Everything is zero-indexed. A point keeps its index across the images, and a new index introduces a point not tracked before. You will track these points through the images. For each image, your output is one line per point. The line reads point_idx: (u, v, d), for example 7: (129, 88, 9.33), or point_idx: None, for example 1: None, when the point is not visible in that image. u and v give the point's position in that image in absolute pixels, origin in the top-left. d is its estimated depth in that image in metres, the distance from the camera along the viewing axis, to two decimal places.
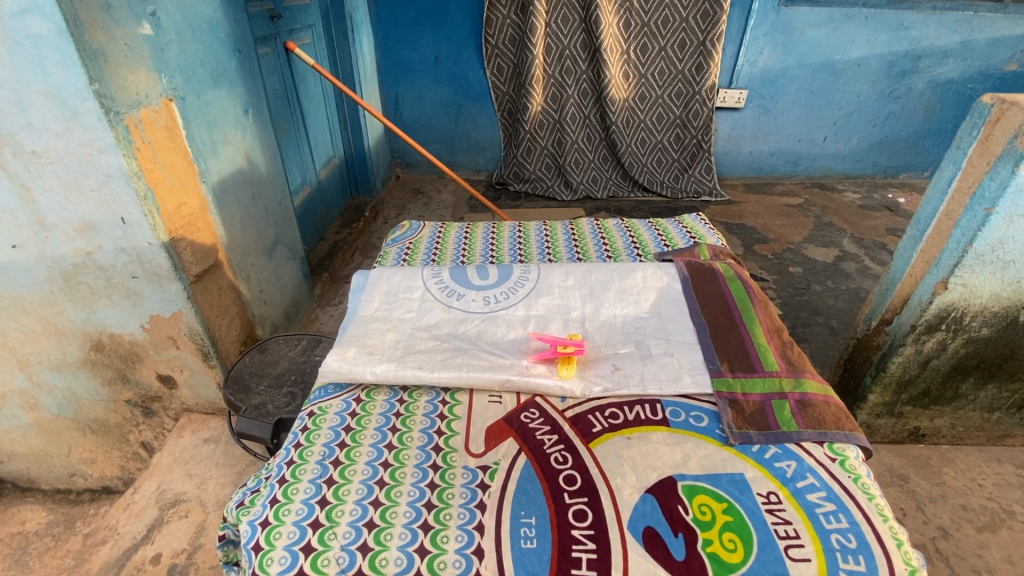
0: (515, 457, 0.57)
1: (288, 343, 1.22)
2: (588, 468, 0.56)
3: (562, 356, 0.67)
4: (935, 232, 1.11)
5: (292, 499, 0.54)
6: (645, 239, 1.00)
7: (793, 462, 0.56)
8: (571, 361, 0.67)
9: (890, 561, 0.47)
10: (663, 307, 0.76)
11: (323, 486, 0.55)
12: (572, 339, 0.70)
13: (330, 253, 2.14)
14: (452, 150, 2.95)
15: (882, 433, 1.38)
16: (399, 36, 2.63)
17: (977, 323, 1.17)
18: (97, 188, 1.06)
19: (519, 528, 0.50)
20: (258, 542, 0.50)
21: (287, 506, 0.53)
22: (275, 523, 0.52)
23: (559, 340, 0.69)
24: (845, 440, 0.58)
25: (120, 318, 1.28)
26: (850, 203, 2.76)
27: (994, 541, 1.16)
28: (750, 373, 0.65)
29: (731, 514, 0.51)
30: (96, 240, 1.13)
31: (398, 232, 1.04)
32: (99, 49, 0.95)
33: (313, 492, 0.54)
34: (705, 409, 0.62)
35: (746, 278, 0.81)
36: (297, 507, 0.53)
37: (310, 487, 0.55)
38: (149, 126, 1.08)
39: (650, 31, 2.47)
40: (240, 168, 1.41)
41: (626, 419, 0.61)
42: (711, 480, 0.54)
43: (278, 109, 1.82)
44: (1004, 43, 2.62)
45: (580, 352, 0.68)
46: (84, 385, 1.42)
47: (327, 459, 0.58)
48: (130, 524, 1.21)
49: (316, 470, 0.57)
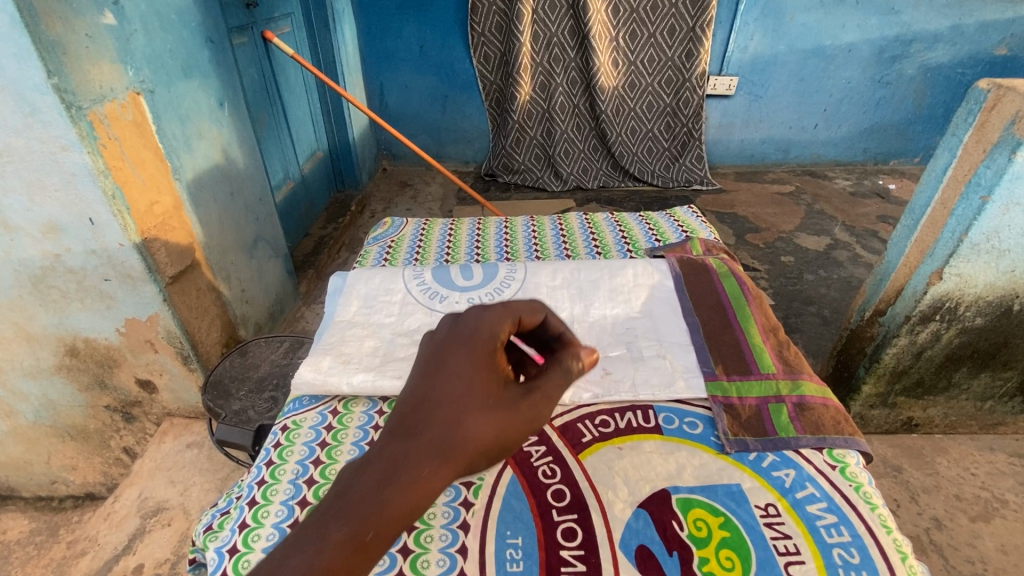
0: (501, 471, 0.54)
1: (269, 346, 1.18)
2: (577, 482, 0.53)
3: None
4: (930, 220, 1.09)
5: (263, 524, 0.50)
6: (636, 234, 0.97)
7: (791, 470, 0.53)
8: None
9: None
10: (655, 306, 0.73)
11: (296, 508, 0.52)
12: None
13: (316, 249, 2.09)
14: (439, 142, 2.90)
15: (875, 423, 1.37)
16: (382, 24, 2.56)
17: (971, 313, 1.15)
18: (61, 188, 1.01)
19: (505, 549, 0.48)
20: (226, 571, 0.47)
21: (257, 532, 0.50)
22: (244, 550, 0.49)
23: None
24: (845, 445, 0.55)
25: (94, 322, 1.23)
26: (841, 191, 2.75)
27: (988, 531, 1.16)
28: (746, 376, 0.63)
29: (728, 529, 0.48)
30: (64, 242, 1.09)
31: (380, 230, 1.00)
32: (57, 41, 0.90)
33: (285, 516, 0.51)
34: (700, 414, 0.60)
35: (740, 273, 0.78)
36: (267, 531, 0.50)
37: (284, 506, 0.52)
38: (114, 122, 1.03)
39: (639, 17, 2.42)
40: (216, 164, 1.36)
41: (617, 427, 0.59)
42: (707, 491, 0.52)
43: (256, 101, 1.76)
44: (995, 27, 2.60)
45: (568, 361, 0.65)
46: (60, 392, 1.38)
47: (301, 479, 0.55)
48: (110, 534, 1.18)
49: (289, 490, 0.54)
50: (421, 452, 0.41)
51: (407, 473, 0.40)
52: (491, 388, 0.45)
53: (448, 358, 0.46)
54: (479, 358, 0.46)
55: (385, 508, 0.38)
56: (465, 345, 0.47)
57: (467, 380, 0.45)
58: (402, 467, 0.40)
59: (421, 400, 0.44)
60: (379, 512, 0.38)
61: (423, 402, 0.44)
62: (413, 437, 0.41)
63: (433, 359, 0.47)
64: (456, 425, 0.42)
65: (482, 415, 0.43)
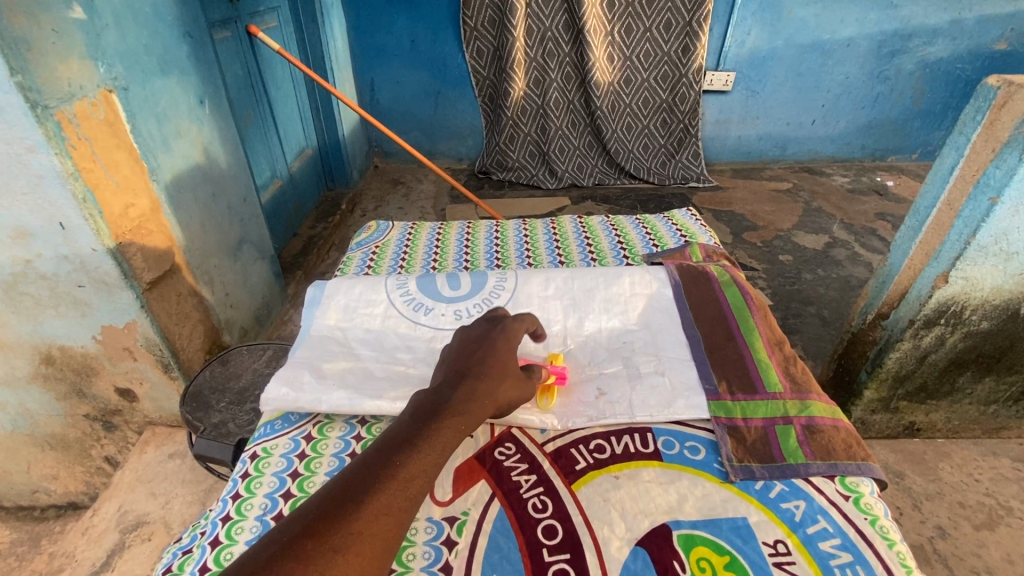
0: (488, 505, 0.50)
1: (252, 354, 1.13)
2: (570, 517, 0.49)
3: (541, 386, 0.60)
4: (935, 221, 1.05)
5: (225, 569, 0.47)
6: (632, 238, 0.93)
7: (801, 502, 0.50)
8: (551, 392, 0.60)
9: None
10: (653, 317, 0.69)
11: None
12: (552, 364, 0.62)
13: (304, 249, 2.04)
14: (431, 139, 2.85)
15: (876, 428, 1.34)
16: (373, 18, 2.50)
17: (977, 317, 1.12)
18: (29, 191, 0.96)
19: None
20: None
21: None
22: None
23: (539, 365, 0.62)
24: (858, 472, 0.52)
25: (69, 330, 1.18)
26: (838, 188, 2.72)
27: (993, 540, 1.14)
28: (751, 396, 0.59)
29: (734, 570, 0.45)
30: (35, 247, 1.04)
31: (364, 235, 0.96)
32: (20, 36, 0.85)
33: None
34: (702, 438, 0.56)
35: (742, 281, 0.74)
36: None
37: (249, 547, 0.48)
38: (85, 121, 0.98)
39: (635, 12, 2.38)
40: (197, 164, 1.31)
41: (613, 453, 0.55)
42: (710, 526, 0.48)
43: (241, 98, 1.70)
44: (995, 22, 2.57)
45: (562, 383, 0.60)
46: (37, 401, 1.33)
47: (268, 515, 0.51)
48: (88, 550, 1.13)
49: (255, 528, 0.50)
50: (475, 389, 0.50)
51: (469, 402, 0.48)
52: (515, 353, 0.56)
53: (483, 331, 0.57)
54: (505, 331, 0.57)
55: (457, 428, 0.46)
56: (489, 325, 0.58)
57: (502, 346, 0.56)
58: (466, 397, 0.49)
59: (469, 357, 0.53)
60: (453, 431, 0.46)
61: (468, 356, 0.54)
62: (468, 377, 0.51)
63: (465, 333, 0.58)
64: (497, 374, 0.53)
65: (511, 371, 0.55)
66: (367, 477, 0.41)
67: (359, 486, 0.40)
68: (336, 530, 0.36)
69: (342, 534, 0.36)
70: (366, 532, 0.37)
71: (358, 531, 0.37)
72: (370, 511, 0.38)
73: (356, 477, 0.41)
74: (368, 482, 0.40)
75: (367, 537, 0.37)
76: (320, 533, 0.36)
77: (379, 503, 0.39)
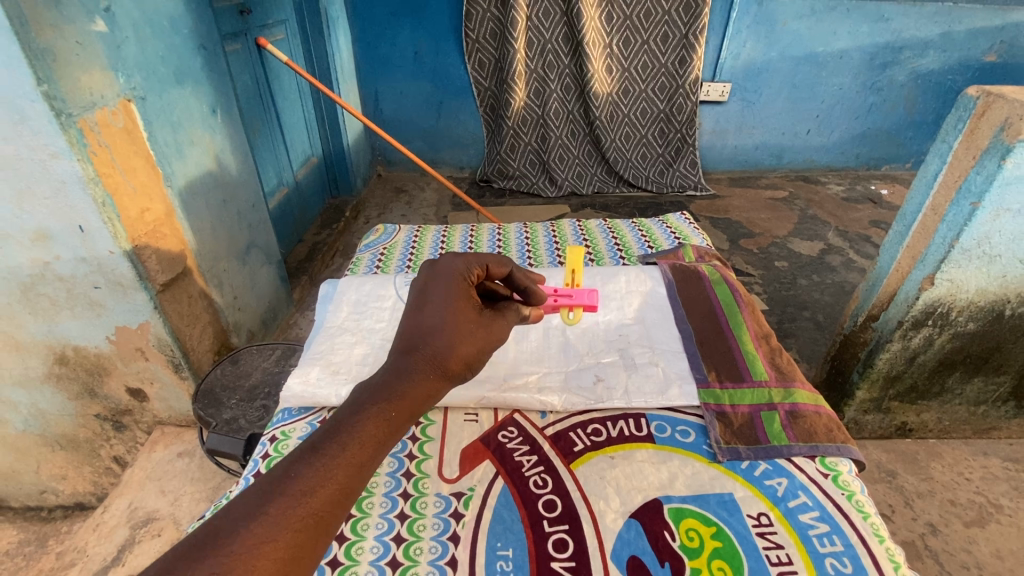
0: (492, 482, 0.54)
1: (261, 353, 1.17)
2: (568, 492, 0.53)
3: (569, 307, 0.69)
4: (921, 226, 1.09)
5: None
6: (629, 241, 0.97)
7: (784, 479, 0.53)
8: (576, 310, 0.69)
9: None
10: (648, 312, 0.73)
11: None
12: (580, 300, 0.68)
13: (309, 255, 2.08)
14: (434, 148, 2.90)
15: (869, 428, 1.37)
16: (377, 31, 2.56)
17: (963, 318, 1.16)
18: (51, 195, 1.00)
19: (495, 562, 0.47)
20: None
21: None
22: None
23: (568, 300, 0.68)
24: (838, 453, 0.55)
25: (83, 330, 1.21)
26: (833, 196, 2.77)
27: (983, 537, 1.16)
28: (739, 384, 0.62)
29: (721, 540, 0.48)
30: (54, 249, 1.08)
31: (372, 237, 1.01)
32: (46, 47, 0.89)
33: None
34: (692, 423, 0.59)
35: (732, 281, 0.78)
36: None
37: None
38: (105, 129, 1.02)
39: (632, 25, 2.44)
40: (209, 170, 1.36)
41: (610, 436, 0.58)
42: (699, 501, 0.51)
43: (250, 107, 1.75)
44: (984, 34, 2.63)
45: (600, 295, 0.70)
46: (50, 401, 1.36)
47: None
48: (99, 545, 1.16)
49: None
50: (412, 369, 0.49)
51: (399, 386, 0.48)
52: (470, 314, 0.54)
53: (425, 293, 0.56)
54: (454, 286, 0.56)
55: (379, 423, 0.45)
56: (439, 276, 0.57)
57: (444, 307, 0.53)
58: (395, 382, 0.48)
59: (409, 329, 0.53)
60: (373, 426, 0.45)
61: (410, 329, 0.53)
62: (405, 359, 0.50)
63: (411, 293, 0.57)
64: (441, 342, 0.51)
65: (463, 332, 0.53)
66: (263, 490, 0.40)
67: (253, 501, 0.39)
68: (217, 551, 0.36)
69: (221, 554, 0.36)
70: (252, 553, 0.37)
71: (240, 552, 0.37)
72: (259, 529, 0.38)
73: (252, 492, 0.40)
74: (261, 497, 0.40)
75: (253, 559, 0.37)
76: (193, 561, 0.36)
77: (266, 523, 0.38)
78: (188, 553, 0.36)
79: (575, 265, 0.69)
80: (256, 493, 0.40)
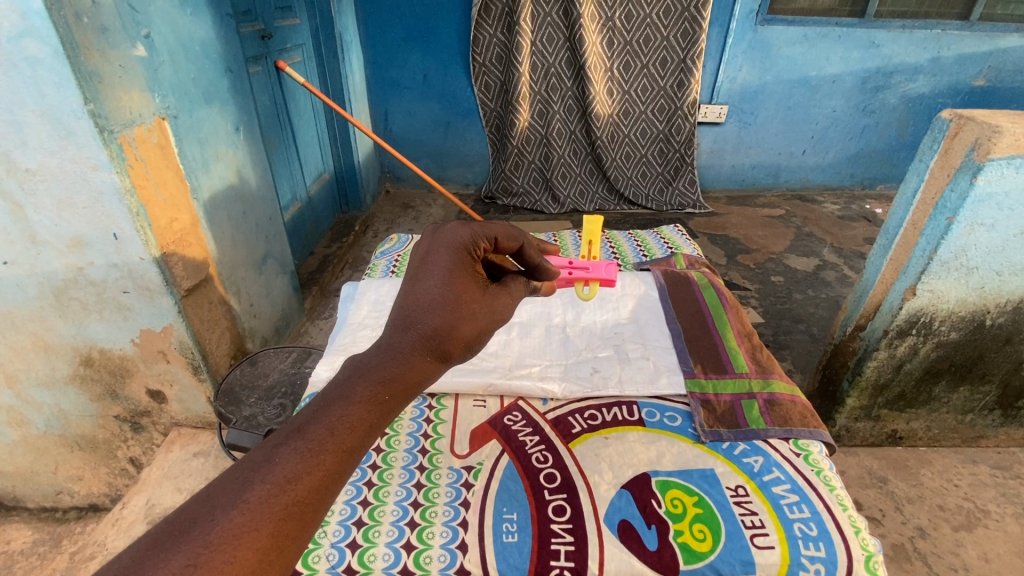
0: (499, 458, 0.74)
1: (278, 355, 1.24)
2: (567, 467, 0.72)
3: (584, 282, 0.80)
4: (903, 240, 1.16)
5: (328, 523, 0.66)
6: (625, 251, 1.21)
7: (760, 458, 0.73)
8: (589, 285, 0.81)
9: (848, 547, 0.62)
10: (641, 313, 0.98)
11: (357, 508, 0.68)
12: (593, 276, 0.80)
13: (320, 266, 2.16)
14: (440, 165, 3.00)
15: (860, 436, 1.42)
16: (388, 54, 2.69)
17: (945, 327, 1.21)
18: (88, 205, 1.08)
19: (503, 521, 0.65)
20: (298, 565, 0.62)
21: (324, 530, 0.65)
22: (313, 547, 0.63)
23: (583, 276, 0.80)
24: (810, 436, 0.75)
25: (111, 333, 1.28)
26: (829, 214, 2.84)
27: (970, 540, 1.20)
28: (722, 375, 0.84)
29: (701, 506, 0.67)
30: (88, 255, 1.15)
31: (387, 245, 1.22)
32: (94, 70, 0.98)
33: (348, 514, 0.67)
34: (679, 409, 0.81)
35: (718, 285, 1.02)
36: (332, 528, 0.65)
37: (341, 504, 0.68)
38: (142, 144, 1.11)
39: (632, 50, 2.55)
40: (231, 184, 1.44)
41: (604, 420, 0.79)
42: (684, 475, 0.71)
43: (269, 126, 1.85)
44: (972, 60, 2.73)
45: (617, 270, 0.82)
46: (72, 401, 1.42)
47: (360, 481, 0.71)
48: (118, 540, 1.21)
49: (350, 492, 0.70)
50: (407, 351, 0.53)
51: (392, 369, 0.51)
52: (468, 292, 0.60)
53: (422, 275, 0.60)
54: (453, 266, 0.61)
55: (368, 407, 0.48)
56: (440, 252, 0.62)
57: (442, 289, 0.58)
58: (388, 365, 0.51)
59: (407, 309, 0.57)
60: (363, 409, 0.47)
61: (407, 309, 0.57)
62: (400, 341, 0.54)
63: (409, 272, 0.61)
64: (439, 323, 0.56)
65: (462, 312, 0.58)
66: (244, 478, 0.42)
67: (234, 488, 0.41)
68: (195, 538, 0.38)
69: (199, 541, 0.38)
70: (233, 541, 0.38)
71: (220, 541, 0.38)
72: (240, 517, 0.39)
73: (232, 481, 0.42)
74: (242, 485, 0.41)
75: (233, 547, 0.38)
76: (168, 549, 0.37)
77: (247, 512, 0.40)
78: (163, 541, 0.38)
79: (592, 236, 0.85)
80: (238, 481, 0.42)
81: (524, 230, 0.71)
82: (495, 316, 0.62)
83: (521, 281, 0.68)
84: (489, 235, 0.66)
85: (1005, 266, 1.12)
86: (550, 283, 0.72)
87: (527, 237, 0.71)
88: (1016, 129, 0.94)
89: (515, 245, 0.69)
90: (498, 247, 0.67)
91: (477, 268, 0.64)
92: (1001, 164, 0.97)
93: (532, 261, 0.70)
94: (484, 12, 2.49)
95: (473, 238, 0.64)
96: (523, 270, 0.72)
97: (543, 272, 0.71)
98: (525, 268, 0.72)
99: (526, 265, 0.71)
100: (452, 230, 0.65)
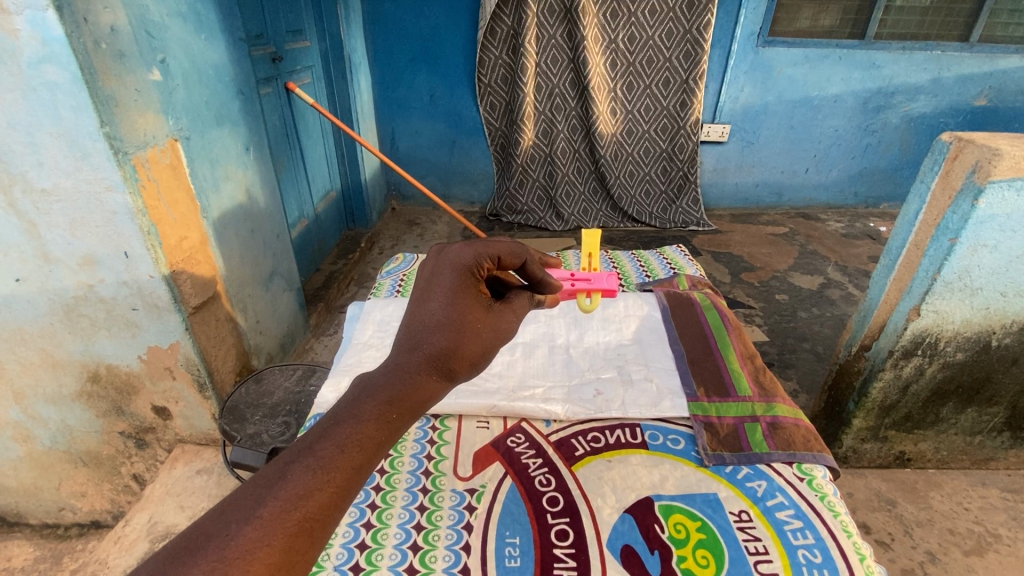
0: (502, 480, 0.74)
1: (283, 373, 1.26)
2: (569, 490, 0.72)
3: (585, 294, 0.81)
4: (906, 260, 1.16)
5: (331, 545, 0.66)
6: (628, 270, 1.24)
7: (764, 482, 0.73)
8: (591, 296, 0.81)
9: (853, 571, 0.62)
10: (643, 334, 0.99)
11: (361, 530, 0.68)
12: (592, 289, 0.81)
13: (326, 283, 2.17)
14: (445, 183, 3.04)
15: (868, 457, 1.40)
16: (396, 75, 2.74)
17: (951, 347, 1.21)
18: (101, 224, 1.10)
19: (505, 546, 0.65)
20: None
21: (326, 553, 0.65)
22: (317, 568, 0.63)
23: (582, 290, 0.80)
24: (813, 460, 0.75)
25: (119, 350, 1.30)
26: (833, 232, 2.85)
27: (982, 565, 1.18)
28: (724, 399, 0.85)
29: (704, 532, 0.66)
30: (98, 273, 1.17)
31: (393, 265, 1.26)
32: (110, 94, 1.00)
33: (351, 536, 0.67)
34: (682, 432, 0.81)
35: (720, 306, 1.03)
36: (335, 551, 0.65)
37: (343, 529, 0.68)
38: (154, 165, 1.13)
39: (635, 70, 2.60)
40: (240, 203, 1.47)
41: (607, 442, 0.79)
42: (687, 499, 0.71)
43: (278, 145, 1.89)
44: (972, 80, 2.76)
45: (617, 280, 0.82)
46: (78, 417, 1.43)
47: (364, 503, 0.71)
48: (119, 558, 1.19)
49: (354, 514, 0.70)
50: (414, 371, 0.54)
51: (400, 388, 0.52)
52: (473, 312, 0.61)
53: (427, 295, 0.61)
54: (457, 287, 0.61)
55: (376, 425, 0.49)
56: (445, 273, 0.62)
57: (449, 309, 0.59)
58: (395, 385, 0.53)
59: (414, 329, 0.58)
60: (371, 427, 0.49)
61: (413, 330, 0.58)
62: (406, 362, 0.55)
63: (414, 293, 0.62)
64: (444, 343, 0.57)
65: (467, 331, 0.59)
66: (257, 494, 0.42)
67: (247, 505, 0.42)
68: (210, 553, 0.38)
69: (214, 556, 0.38)
70: (245, 556, 0.39)
71: (233, 556, 0.38)
72: (253, 532, 0.40)
73: (246, 497, 0.42)
74: (255, 501, 0.42)
75: (247, 562, 0.38)
76: (184, 564, 0.37)
77: (260, 527, 0.40)
78: (180, 556, 0.38)
79: (592, 250, 0.87)
80: (251, 497, 0.42)
81: (526, 245, 0.69)
82: (499, 334, 0.63)
83: (526, 295, 0.68)
84: (492, 254, 0.65)
85: (1009, 287, 1.12)
86: (555, 296, 0.70)
87: (530, 253, 0.69)
88: (1017, 152, 0.95)
89: (518, 262, 0.67)
90: (501, 265, 0.67)
91: (480, 288, 0.64)
92: (1002, 186, 0.98)
93: (537, 275, 0.69)
94: (489, 35, 2.55)
95: (476, 259, 0.64)
96: (528, 285, 0.71)
97: (547, 286, 0.69)
98: (529, 282, 0.71)
99: (529, 280, 0.70)
100: (455, 250, 0.64)
